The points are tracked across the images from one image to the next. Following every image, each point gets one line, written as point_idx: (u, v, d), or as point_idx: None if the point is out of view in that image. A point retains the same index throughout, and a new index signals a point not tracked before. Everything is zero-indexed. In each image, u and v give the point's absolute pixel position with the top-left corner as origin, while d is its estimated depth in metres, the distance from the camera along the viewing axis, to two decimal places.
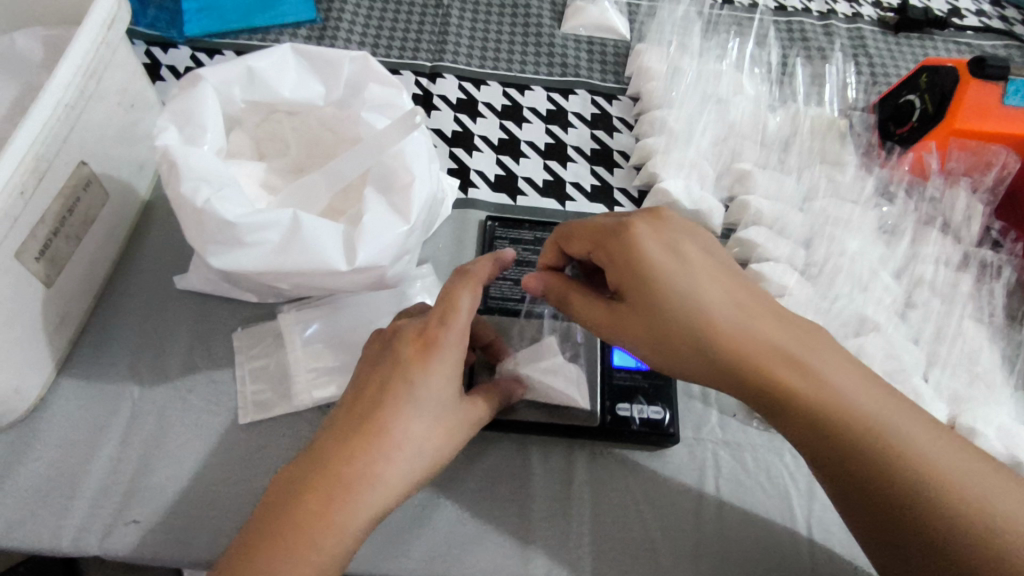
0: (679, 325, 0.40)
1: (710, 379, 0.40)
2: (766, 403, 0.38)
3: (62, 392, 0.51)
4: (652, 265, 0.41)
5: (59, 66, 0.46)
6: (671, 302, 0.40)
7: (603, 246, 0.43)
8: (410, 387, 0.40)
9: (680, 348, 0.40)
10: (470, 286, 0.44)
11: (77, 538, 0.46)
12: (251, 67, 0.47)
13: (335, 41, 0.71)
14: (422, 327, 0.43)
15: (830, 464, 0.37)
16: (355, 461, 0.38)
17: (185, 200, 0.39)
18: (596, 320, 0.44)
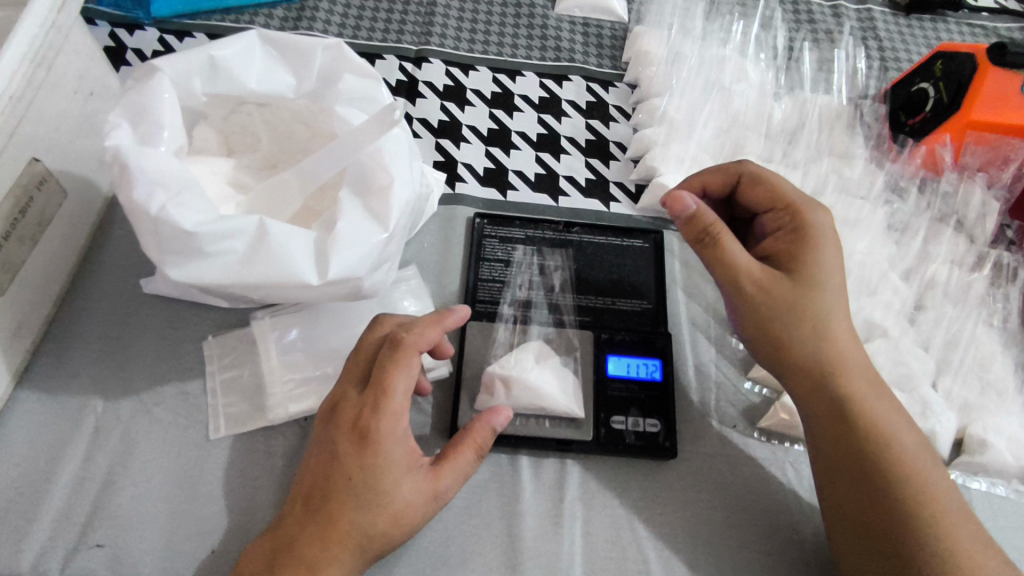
0: (787, 288, 0.44)
1: (784, 342, 0.44)
2: (831, 375, 0.43)
3: (19, 406, 0.48)
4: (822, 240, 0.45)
5: (2, 54, 0.42)
6: (801, 271, 0.44)
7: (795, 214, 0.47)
8: (351, 482, 0.40)
9: (776, 311, 0.44)
10: (401, 365, 0.41)
11: (36, 564, 0.43)
12: (213, 56, 0.43)
13: (313, 23, 0.67)
14: (356, 414, 0.41)
15: (851, 441, 0.42)
16: (308, 549, 0.40)
17: (140, 207, 0.35)
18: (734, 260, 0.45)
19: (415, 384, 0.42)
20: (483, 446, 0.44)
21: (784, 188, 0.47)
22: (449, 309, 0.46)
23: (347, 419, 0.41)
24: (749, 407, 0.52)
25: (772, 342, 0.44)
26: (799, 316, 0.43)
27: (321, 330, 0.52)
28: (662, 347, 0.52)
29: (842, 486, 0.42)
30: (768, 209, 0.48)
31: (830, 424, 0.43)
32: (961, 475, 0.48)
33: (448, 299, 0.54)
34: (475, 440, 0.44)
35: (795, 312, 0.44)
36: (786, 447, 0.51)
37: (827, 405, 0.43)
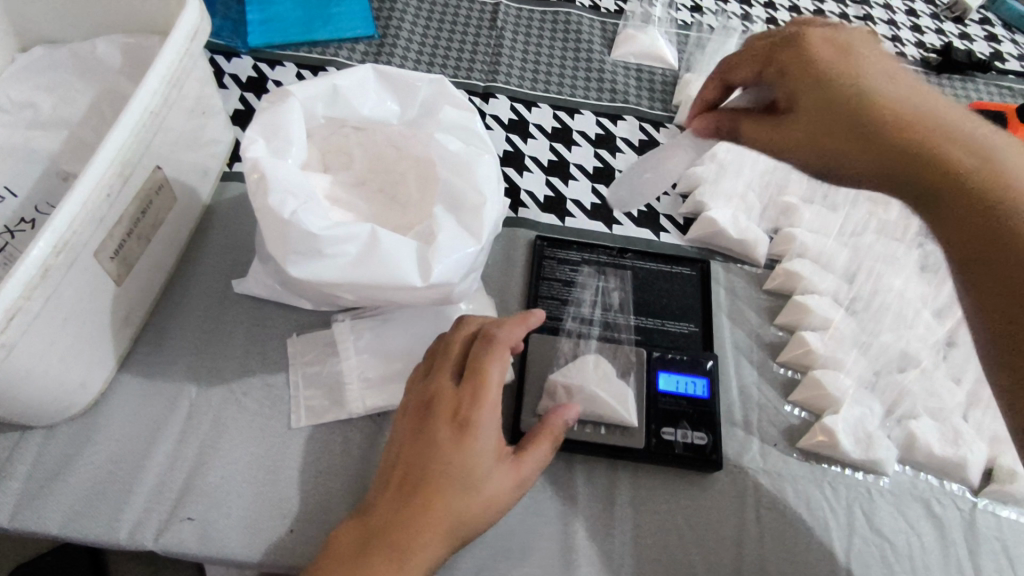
0: (908, 114, 0.42)
1: (947, 176, 0.41)
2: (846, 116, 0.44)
3: (122, 388, 0.53)
4: (917, 119, 0.42)
5: (148, 76, 0.48)
6: (914, 116, 0.42)
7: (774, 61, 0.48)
8: (450, 467, 0.42)
9: (920, 173, 0.41)
10: (499, 358, 0.45)
11: (134, 532, 0.47)
12: (336, 85, 0.49)
13: (392, 57, 0.73)
14: (455, 404, 0.44)
15: (998, 272, 0.38)
16: (405, 532, 0.40)
17: (271, 210, 0.40)
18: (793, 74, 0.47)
19: (504, 376, 0.46)
20: (559, 437, 0.48)
21: (869, 90, 0.44)
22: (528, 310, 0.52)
23: (443, 412, 0.44)
24: (789, 428, 0.56)
25: (957, 212, 0.40)
26: (948, 171, 0.41)
27: (390, 335, 0.56)
28: (710, 367, 0.56)
29: (994, 313, 0.38)
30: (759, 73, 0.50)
31: (1021, 259, 0.37)
32: (991, 503, 0.53)
33: (510, 313, 0.59)
34: (551, 431, 0.47)
35: (926, 167, 0.41)
36: (823, 467, 0.54)
37: (993, 236, 0.39)
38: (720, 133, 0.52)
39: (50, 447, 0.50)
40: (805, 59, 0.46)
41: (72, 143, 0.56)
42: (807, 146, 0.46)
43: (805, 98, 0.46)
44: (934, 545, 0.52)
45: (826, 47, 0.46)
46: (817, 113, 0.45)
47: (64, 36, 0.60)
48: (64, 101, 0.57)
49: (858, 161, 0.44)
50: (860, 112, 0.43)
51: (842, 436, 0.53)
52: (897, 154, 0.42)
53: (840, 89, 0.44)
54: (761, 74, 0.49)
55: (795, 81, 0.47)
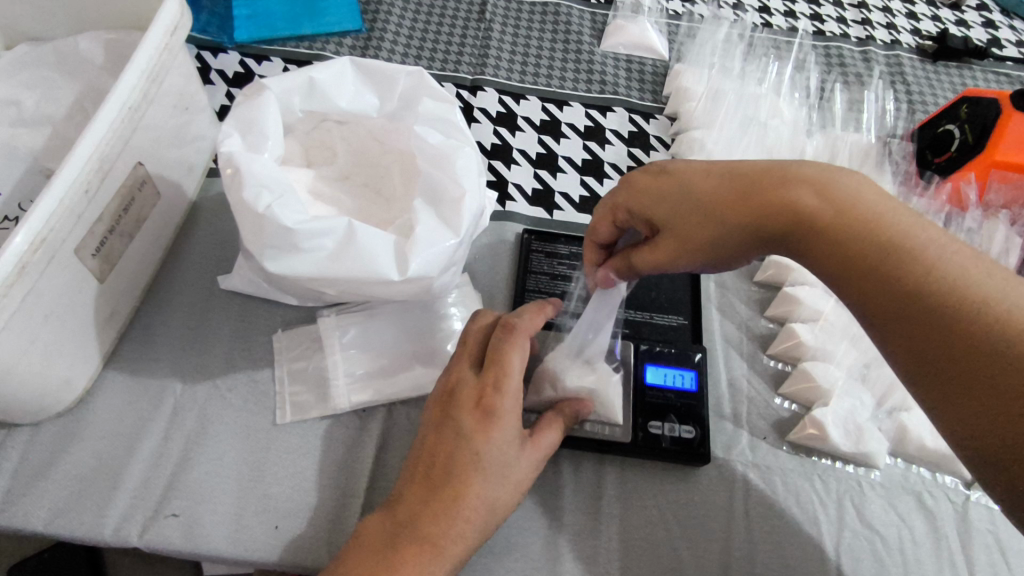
0: (745, 195, 0.41)
1: (836, 254, 0.39)
2: (743, 222, 0.41)
3: (107, 385, 0.52)
4: (751, 192, 0.41)
5: (126, 71, 0.47)
6: (751, 186, 0.41)
7: (643, 203, 0.46)
8: (477, 457, 0.42)
9: (813, 248, 0.40)
10: (519, 345, 0.45)
11: (118, 528, 0.47)
12: (312, 78, 0.49)
13: (379, 51, 0.73)
14: (479, 394, 0.43)
15: (931, 352, 0.36)
16: (435, 523, 0.40)
17: (248, 206, 0.40)
18: (651, 205, 0.45)
19: (525, 364, 0.45)
20: (570, 425, 0.49)
21: (695, 192, 0.43)
22: (545, 305, 0.51)
23: (468, 401, 0.43)
24: (779, 421, 0.55)
25: (863, 291, 0.38)
26: (855, 252, 0.38)
27: (378, 331, 0.56)
28: (698, 360, 0.55)
29: (935, 398, 0.36)
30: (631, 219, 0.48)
31: (953, 335, 0.35)
32: (984, 495, 0.53)
33: (497, 307, 0.59)
34: (565, 417, 0.48)
35: (813, 248, 0.40)
36: (813, 460, 0.54)
37: (914, 311, 0.36)
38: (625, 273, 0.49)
39: (35, 444, 0.49)
40: (653, 197, 0.45)
41: (56, 140, 0.56)
42: (691, 252, 0.44)
43: (666, 239, 0.44)
44: (926, 538, 0.51)
45: (648, 178, 0.46)
46: (682, 229, 0.44)
47: (48, 33, 0.60)
48: (47, 98, 0.57)
49: (741, 244, 0.42)
50: (715, 215, 0.42)
51: (832, 429, 0.53)
52: (763, 237, 0.41)
53: (700, 212, 0.43)
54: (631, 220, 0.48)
55: (652, 210, 0.45)
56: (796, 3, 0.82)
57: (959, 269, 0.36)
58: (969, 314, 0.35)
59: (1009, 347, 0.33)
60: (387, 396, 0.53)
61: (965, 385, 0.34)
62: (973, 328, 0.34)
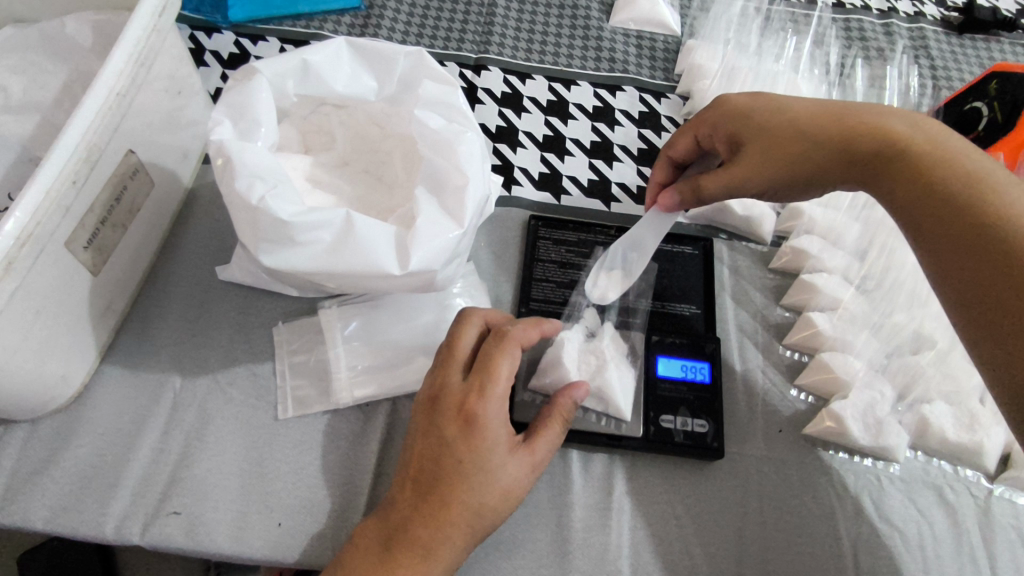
0: (839, 117, 0.44)
1: (918, 183, 0.41)
2: (829, 142, 0.44)
3: (104, 381, 0.51)
4: (847, 115, 0.44)
5: (113, 54, 0.45)
6: (847, 112, 0.44)
7: (732, 120, 0.48)
8: (461, 465, 0.43)
9: (895, 177, 0.42)
10: (508, 351, 0.45)
11: (119, 526, 0.46)
12: (307, 60, 0.46)
13: (379, 30, 0.70)
14: (461, 400, 0.44)
15: (991, 286, 0.37)
16: (423, 529, 0.42)
17: (240, 197, 0.38)
18: (738, 124, 0.47)
19: (513, 370, 0.46)
20: (569, 417, 0.48)
21: (790, 111, 0.46)
22: (544, 319, 0.50)
23: (451, 407, 0.44)
24: (796, 414, 0.54)
25: (936, 223, 0.40)
26: (938, 186, 0.40)
27: (382, 323, 0.54)
28: (711, 351, 0.53)
29: (983, 334, 0.37)
30: (715, 138, 0.50)
31: (1010, 267, 0.36)
32: (1007, 490, 0.51)
33: (503, 297, 0.57)
34: (562, 413, 0.47)
35: (896, 177, 0.42)
36: (830, 454, 0.52)
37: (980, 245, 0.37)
38: (687, 200, 0.50)
39: (33, 442, 0.48)
40: (748, 110, 0.47)
41: (45, 127, 0.54)
42: (768, 166, 0.46)
43: (749, 149, 0.46)
44: (946, 534, 0.49)
45: (742, 96, 0.48)
46: (768, 141, 0.46)
47: (35, 15, 0.57)
48: (35, 83, 0.55)
49: (823, 162, 0.44)
50: (807, 130, 0.44)
51: (851, 422, 0.51)
52: (849, 158, 0.44)
53: (792, 127, 0.45)
54: (712, 137, 0.50)
55: (738, 123, 0.47)
56: None
57: None
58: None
59: None
60: (391, 390, 0.52)
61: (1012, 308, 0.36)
62: None
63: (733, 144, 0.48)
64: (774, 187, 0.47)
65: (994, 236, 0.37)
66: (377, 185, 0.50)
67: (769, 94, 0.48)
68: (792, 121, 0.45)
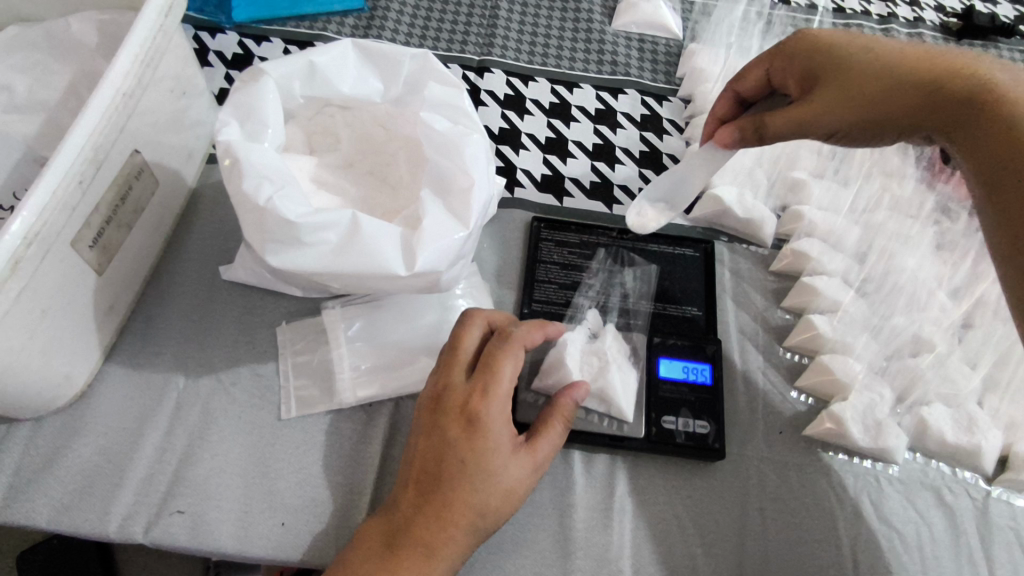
0: (929, 59, 0.44)
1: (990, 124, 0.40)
2: (917, 80, 0.44)
3: (108, 380, 0.51)
4: (940, 60, 0.44)
5: (119, 55, 0.45)
6: (938, 56, 0.44)
7: (815, 54, 0.48)
8: (463, 465, 0.43)
9: (979, 119, 0.40)
10: (511, 353, 0.46)
11: (123, 525, 0.46)
12: (313, 62, 0.46)
13: (383, 31, 0.70)
14: (464, 401, 0.45)
15: None
16: (424, 530, 0.42)
17: (248, 198, 0.39)
18: (821, 60, 0.47)
19: (517, 371, 0.46)
20: (570, 418, 0.48)
21: (881, 52, 0.46)
22: (548, 322, 0.51)
23: (454, 408, 0.44)
24: (796, 415, 0.54)
25: (995, 160, 0.38)
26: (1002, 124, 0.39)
27: (384, 323, 0.54)
28: (712, 352, 0.54)
29: None
30: (790, 75, 0.50)
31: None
32: (1004, 491, 0.52)
33: (505, 298, 0.57)
34: (563, 412, 0.48)
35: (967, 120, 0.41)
36: (830, 455, 0.52)
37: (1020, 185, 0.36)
38: (748, 137, 0.49)
39: (37, 441, 0.48)
40: (832, 47, 0.47)
41: (50, 126, 0.54)
42: (844, 103, 0.46)
43: (827, 87, 0.47)
44: (945, 535, 0.50)
45: (834, 33, 0.48)
46: (850, 78, 0.46)
47: (40, 14, 0.57)
48: (40, 83, 0.55)
49: (903, 99, 0.44)
50: (895, 72, 0.45)
51: (851, 424, 0.51)
52: (937, 97, 0.43)
53: (880, 67, 0.45)
54: (785, 72, 0.50)
55: (820, 59, 0.47)
56: None
57: None
58: None
59: None
60: (393, 390, 0.52)
61: None
62: None
63: (807, 82, 0.48)
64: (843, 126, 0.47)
65: None
66: (382, 185, 0.50)
67: (864, 36, 0.48)
68: (880, 59, 0.45)
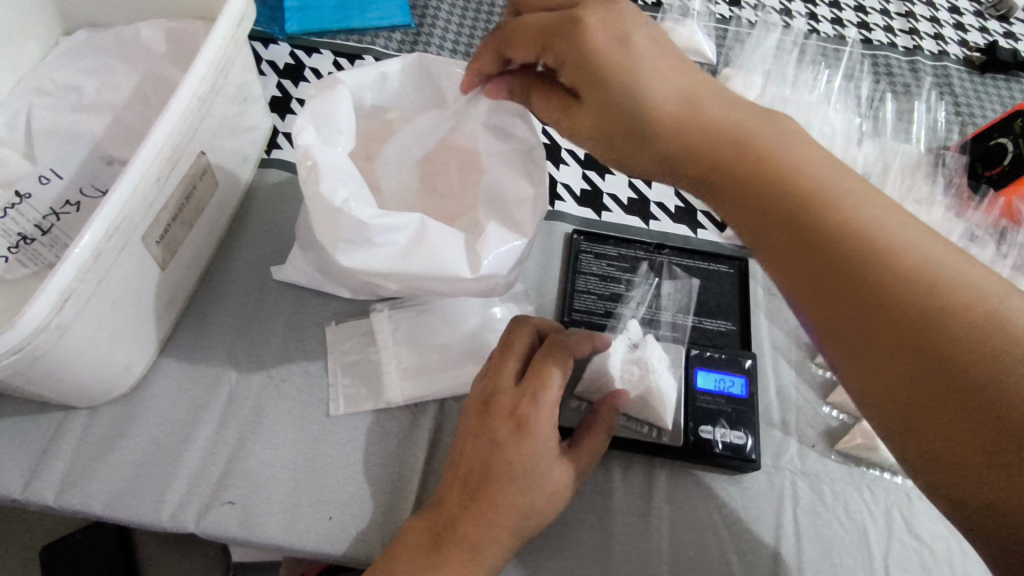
0: (686, 97, 0.41)
1: (759, 188, 0.38)
2: (680, 119, 0.40)
3: (163, 372, 0.53)
4: (706, 106, 0.40)
5: (196, 61, 0.48)
6: (703, 98, 0.41)
7: (552, 41, 0.42)
8: (511, 467, 0.45)
9: (739, 191, 0.39)
10: (560, 360, 0.47)
11: (176, 513, 0.48)
12: (385, 73, 0.49)
13: (428, 47, 0.73)
14: (514, 405, 0.46)
15: (927, 380, 0.32)
16: (472, 527, 0.44)
17: (323, 199, 0.41)
18: (568, 68, 0.42)
19: (565, 378, 0.48)
20: (612, 425, 0.50)
21: (647, 84, 0.41)
22: (594, 334, 0.52)
23: (504, 411, 0.46)
24: (828, 430, 0.55)
25: (801, 266, 0.37)
26: (793, 203, 0.37)
27: (428, 326, 0.56)
28: (749, 366, 0.55)
29: (897, 424, 0.34)
30: (537, 55, 0.43)
31: (857, 299, 0.35)
32: None
33: (546, 307, 0.59)
34: (605, 420, 0.49)
35: (722, 179, 0.40)
36: (862, 470, 0.54)
37: (828, 282, 0.36)
38: (516, 93, 0.47)
39: (94, 428, 0.50)
40: (598, 47, 0.41)
41: (115, 126, 0.56)
42: (598, 136, 0.44)
43: (587, 94, 0.42)
44: (974, 551, 0.51)
45: (600, 33, 0.41)
46: (609, 103, 0.42)
47: (109, 21, 0.60)
48: (108, 85, 0.58)
49: (661, 172, 0.42)
50: (649, 110, 0.41)
51: (883, 439, 0.53)
52: (688, 150, 0.40)
53: (636, 95, 0.41)
54: (529, 49, 0.43)
55: (566, 53, 0.42)
56: (843, 10, 0.81)
57: (896, 224, 0.36)
58: (935, 309, 0.33)
59: (1014, 361, 0.31)
60: (438, 391, 0.54)
61: (936, 401, 0.32)
62: (955, 334, 0.32)
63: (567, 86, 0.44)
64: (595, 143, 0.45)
65: (885, 288, 0.34)
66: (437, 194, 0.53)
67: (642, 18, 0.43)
68: (632, 65, 0.41)
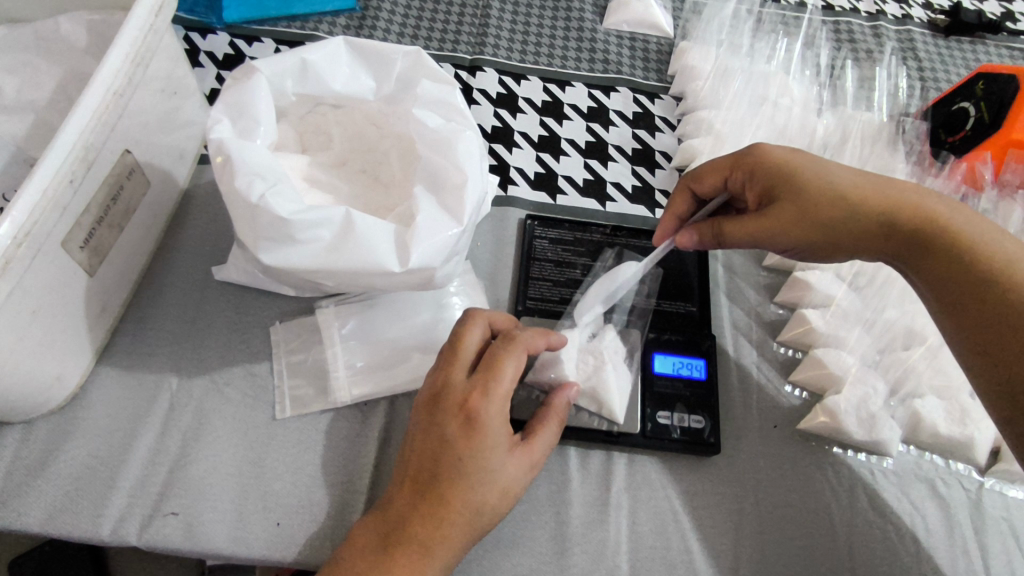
0: (871, 189, 0.45)
1: (950, 260, 0.42)
2: (872, 209, 0.44)
3: (100, 383, 0.51)
4: (888, 192, 0.44)
5: (109, 54, 0.45)
6: (884, 189, 0.45)
7: (740, 166, 0.49)
8: (462, 463, 0.43)
9: (926, 251, 0.43)
10: (514, 352, 0.45)
11: (116, 527, 0.46)
12: (306, 59, 0.47)
13: (375, 31, 0.70)
14: (464, 398, 0.44)
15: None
16: (422, 528, 0.42)
17: (241, 194, 0.39)
18: (759, 230, 0.47)
19: (519, 372, 0.46)
20: (565, 417, 0.48)
21: (832, 177, 0.45)
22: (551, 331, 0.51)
23: (454, 406, 0.44)
24: (790, 409, 0.54)
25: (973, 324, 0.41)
26: (981, 280, 0.41)
27: (376, 323, 0.54)
28: (707, 348, 0.55)
29: None
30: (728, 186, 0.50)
31: (1015, 340, 0.39)
32: (997, 482, 0.52)
33: (499, 296, 0.57)
34: (558, 412, 0.47)
35: (936, 251, 0.43)
36: (825, 449, 0.53)
37: (994, 328, 0.40)
38: (707, 243, 0.51)
39: (28, 443, 0.48)
40: (785, 161, 0.47)
41: (39, 127, 0.54)
42: (800, 226, 0.46)
43: (785, 201, 0.46)
44: (940, 525, 0.50)
45: (785, 151, 0.47)
46: (809, 203, 0.45)
47: (29, 15, 0.57)
48: (30, 83, 0.55)
49: (868, 246, 0.45)
50: (845, 197, 0.44)
51: (846, 417, 0.51)
52: (887, 231, 0.44)
53: (837, 192, 0.45)
54: (745, 185, 0.49)
55: (772, 181, 0.47)
56: None
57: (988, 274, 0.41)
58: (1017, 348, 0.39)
59: None
60: (387, 389, 0.52)
61: None
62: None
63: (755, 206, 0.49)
64: (794, 246, 0.47)
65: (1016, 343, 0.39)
66: (376, 183, 0.50)
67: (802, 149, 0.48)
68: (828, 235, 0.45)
